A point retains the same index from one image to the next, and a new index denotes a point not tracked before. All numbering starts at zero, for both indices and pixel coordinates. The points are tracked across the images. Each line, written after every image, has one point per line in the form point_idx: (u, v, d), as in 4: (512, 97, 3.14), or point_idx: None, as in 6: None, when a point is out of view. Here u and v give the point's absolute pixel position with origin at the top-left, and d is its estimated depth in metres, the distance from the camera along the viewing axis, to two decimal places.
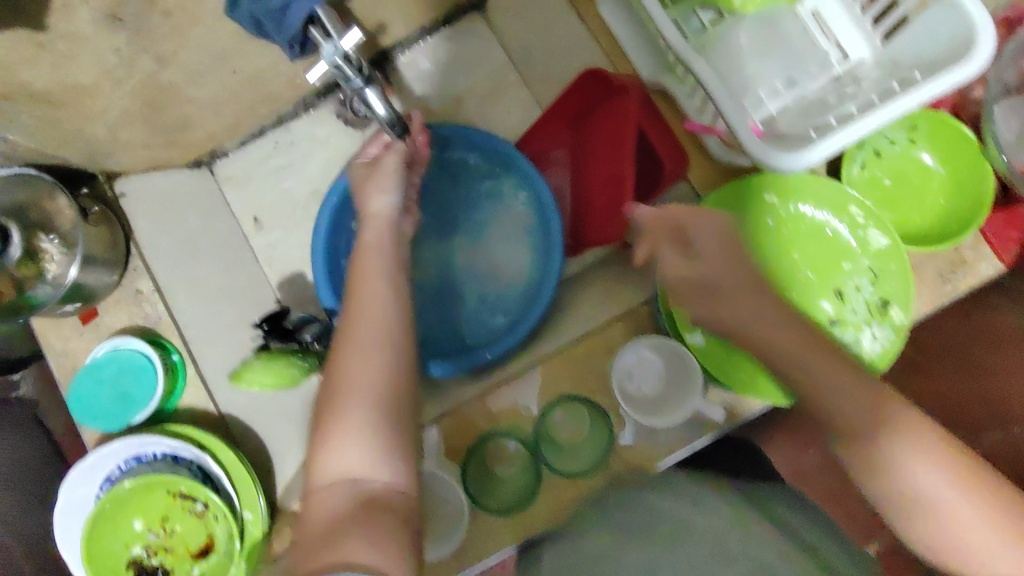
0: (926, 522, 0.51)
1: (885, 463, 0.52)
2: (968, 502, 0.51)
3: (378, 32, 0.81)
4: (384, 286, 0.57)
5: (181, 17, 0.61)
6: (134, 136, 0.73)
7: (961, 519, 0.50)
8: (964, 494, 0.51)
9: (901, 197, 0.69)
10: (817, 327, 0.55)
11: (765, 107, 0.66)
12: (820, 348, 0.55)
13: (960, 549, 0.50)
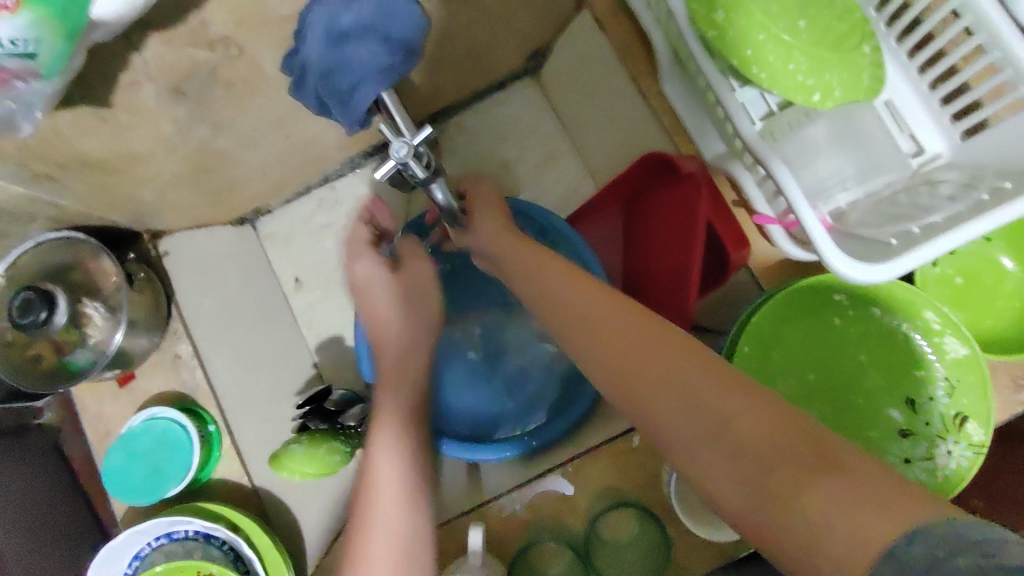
0: (790, 526, 0.35)
1: (732, 459, 0.38)
2: (833, 487, 0.34)
3: (431, 97, 0.80)
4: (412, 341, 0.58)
5: (242, 90, 0.60)
6: (182, 196, 0.72)
7: (835, 516, 0.34)
8: (829, 479, 0.35)
9: (974, 299, 0.66)
10: (652, 320, 0.46)
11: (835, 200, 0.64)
12: (653, 337, 0.44)
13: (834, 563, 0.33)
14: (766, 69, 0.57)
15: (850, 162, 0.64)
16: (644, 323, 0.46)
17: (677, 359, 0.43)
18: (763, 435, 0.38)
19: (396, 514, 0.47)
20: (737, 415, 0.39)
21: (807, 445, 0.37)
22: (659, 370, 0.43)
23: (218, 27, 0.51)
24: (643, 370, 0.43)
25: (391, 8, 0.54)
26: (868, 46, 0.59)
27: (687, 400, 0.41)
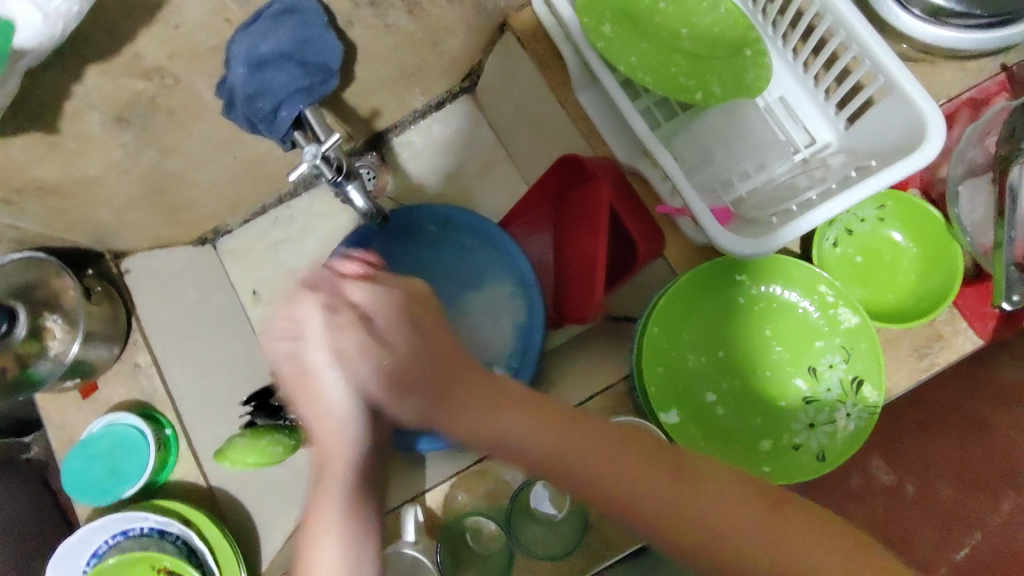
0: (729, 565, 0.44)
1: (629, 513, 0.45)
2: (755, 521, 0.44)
3: (371, 117, 0.86)
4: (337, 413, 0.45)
5: (184, 115, 0.67)
6: (138, 218, 0.78)
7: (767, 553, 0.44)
8: (747, 516, 0.44)
9: (872, 275, 0.71)
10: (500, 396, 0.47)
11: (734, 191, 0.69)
12: (510, 411, 0.47)
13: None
14: (651, 73, 0.63)
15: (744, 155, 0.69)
16: (521, 411, 0.47)
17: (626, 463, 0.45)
18: (718, 529, 0.44)
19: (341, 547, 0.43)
20: (679, 500, 0.44)
21: (726, 509, 0.44)
22: (614, 484, 0.44)
23: (152, 59, 0.57)
24: (579, 476, 0.45)
25: (306, 35, 0.61)
26: (749, 50, 0.65)
27: (654, 514, 0.44)
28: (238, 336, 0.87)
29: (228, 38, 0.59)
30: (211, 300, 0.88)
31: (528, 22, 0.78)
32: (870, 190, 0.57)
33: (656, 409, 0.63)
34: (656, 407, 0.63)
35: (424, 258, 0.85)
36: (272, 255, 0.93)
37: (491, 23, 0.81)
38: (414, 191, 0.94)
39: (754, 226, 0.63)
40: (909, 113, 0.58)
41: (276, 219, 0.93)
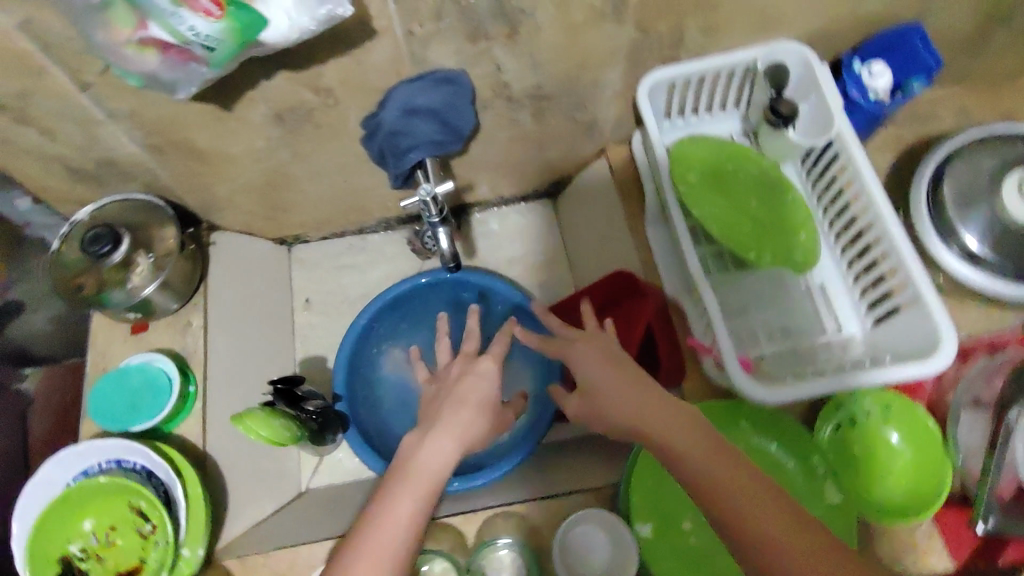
0: None
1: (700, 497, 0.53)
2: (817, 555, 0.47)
3: (464, 190, 0.98)
4: (474, 391, 0.68)
5: (325, 133, 0.79)
6: (243, 202, 0.89)
7: None
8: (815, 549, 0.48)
9: (864, 468, 0.74)
10: (635, 370, 0.62)
11: (761, 347, 0.75)
12: (634, 384, 0.61)
13: None
14: (718, 224, 0.73)
15: (779, 320, 0.76)
16: (642, 387, 0.60)
17: (742, 479, 0.52)
18: (771, 555, 0.48)
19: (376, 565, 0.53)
20: (754, 517, 0.49)
21: (793, 545, 0.48)
22: (728, 486, 0.51)
23: (327, 80, 0.72)
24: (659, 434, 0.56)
25: (454, 104, 0.73)
26: (804, 234, 0.74)
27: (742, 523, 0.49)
28: (277, 333, 0.95)
29: (394, 85, 0.73)
30: (269, 294, 0.96)
31: (623, 157, 0.90)
32: (877, 379, 0.65)
33: (634, 518, 0.67)
34: (635, 516, 0.67)
35: (461, 320, 0.92)
36: (333, 275, 1.02)
37: (593, 148, 0.94)
38: (475, 264, 1.03)
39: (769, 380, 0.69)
40: (928, 326, 0.66)
41: (349, 246, 1.03)
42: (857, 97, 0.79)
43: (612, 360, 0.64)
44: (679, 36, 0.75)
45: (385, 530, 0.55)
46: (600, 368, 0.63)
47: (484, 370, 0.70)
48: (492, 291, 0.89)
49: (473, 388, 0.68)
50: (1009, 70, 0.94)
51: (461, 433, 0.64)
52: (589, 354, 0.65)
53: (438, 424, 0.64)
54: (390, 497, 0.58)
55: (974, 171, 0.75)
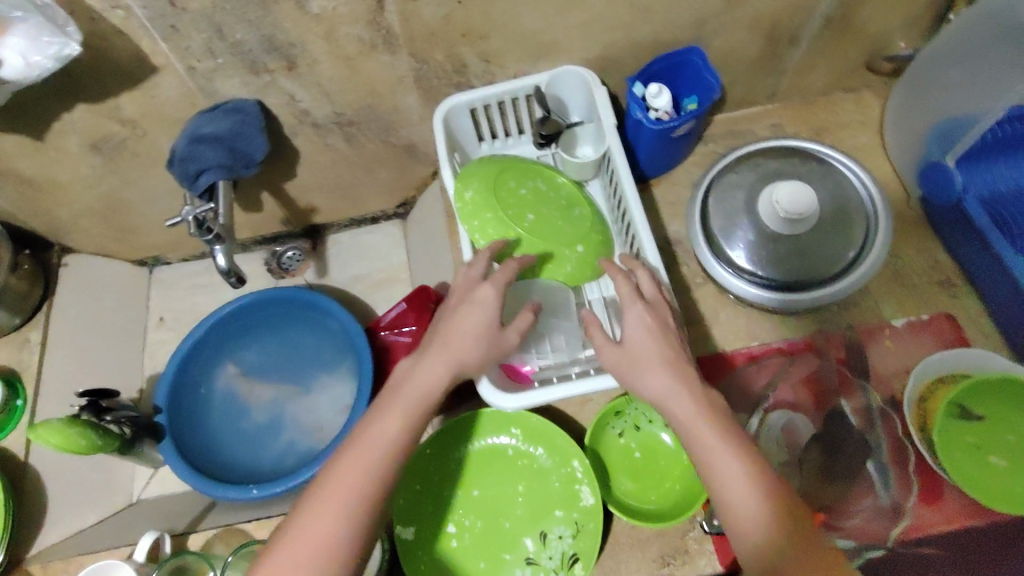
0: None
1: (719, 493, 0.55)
2: None
3: (309, 212, 1.03)
4: (475, 309, 0.65)
5: (144, 161, 0.85)
6: (90, 226, 0.94)
7: None
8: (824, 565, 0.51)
9: (643, 472, 0.76)
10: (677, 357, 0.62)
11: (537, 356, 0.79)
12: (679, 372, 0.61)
13: None
14: (484, 237, 0.76)
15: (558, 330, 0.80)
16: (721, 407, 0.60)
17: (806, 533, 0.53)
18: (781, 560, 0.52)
19: (356, 481, 0.55)
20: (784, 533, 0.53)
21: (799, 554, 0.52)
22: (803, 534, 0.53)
23: (127, 112, 0.77)
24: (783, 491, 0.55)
25: (242, 129, 0.77)
26: (579, 247, 0.79)
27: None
28: (126, 351, 1.00)
29: (192, 114, 0.78)
30: (122, 313, 1.01)
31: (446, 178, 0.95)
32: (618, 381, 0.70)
33: (397, 522, 0.70)
34: (397, 519, 0.70)
35: (306, 333, 0.96)
36: (190, 294, 1.07)
37: (426, 169, 0.99)
38: (325, 283, 1.07)
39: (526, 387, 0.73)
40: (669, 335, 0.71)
41: (207, 266, 1.08)
42: (641, 117, 0.84)
43: (658, 330, 0.64)
44: (460, 62, 0.81)
45: (372, 449, 0.57)
46: (648, 337, 0.63)
47: (485, 294, 0.66)
48: (341, 316, 0.91)
49: (472, 311, 0.64)
50: (819, 88, 0.99)
51: (461, 358, 0.63)
52: (632, 320, 0.65)
53: (437, 350, 0.63)
54: (380, 416, 0.59)
55: (735, 189, 0.81)
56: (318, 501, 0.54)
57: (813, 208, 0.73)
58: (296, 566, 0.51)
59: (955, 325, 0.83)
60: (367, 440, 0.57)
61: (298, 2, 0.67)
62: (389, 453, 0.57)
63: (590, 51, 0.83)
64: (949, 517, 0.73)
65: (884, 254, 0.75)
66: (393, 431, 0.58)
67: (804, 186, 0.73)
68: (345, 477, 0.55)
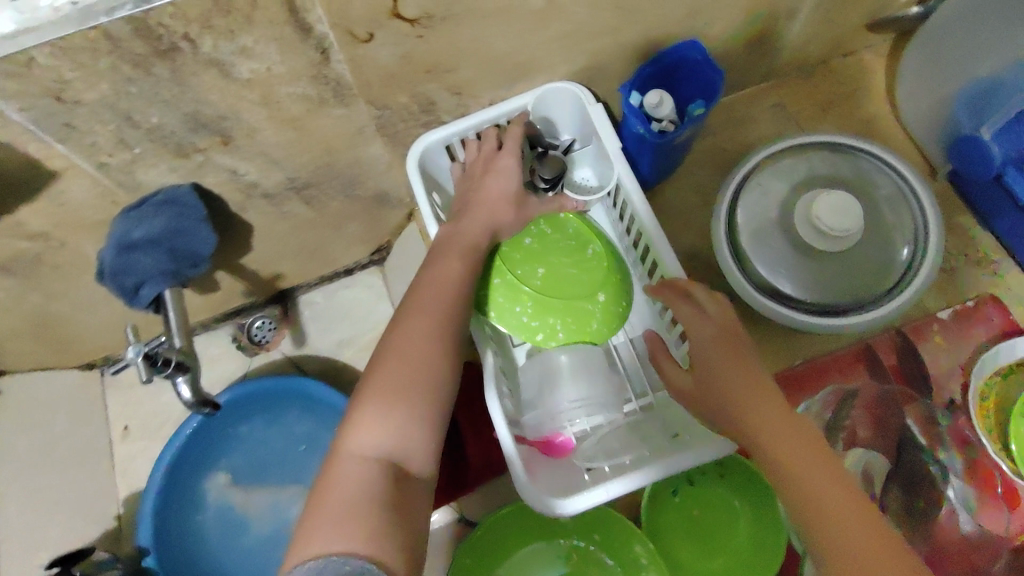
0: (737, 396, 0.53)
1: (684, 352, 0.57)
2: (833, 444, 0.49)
3: (274, 279, 0.90)
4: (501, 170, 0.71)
5: (69, 270, 0.71)
6: (20, 347, 0.80)
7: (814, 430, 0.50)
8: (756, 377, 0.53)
9: (700, 534, 0.68)
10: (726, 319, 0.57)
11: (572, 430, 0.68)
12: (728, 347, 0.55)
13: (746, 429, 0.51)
14: (497, 308, 0.67)
15: None
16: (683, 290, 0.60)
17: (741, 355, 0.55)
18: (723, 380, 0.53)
19: (435, 311, 0.59)
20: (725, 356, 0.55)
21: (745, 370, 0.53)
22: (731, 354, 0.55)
23: (35, 225, 0.62)
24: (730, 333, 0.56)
25: (181, 224, 0.64)
26: (601, 295, 0.68)
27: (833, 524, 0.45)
28: (92, 476, 0.87)
29: (114, 215, 0.64)
30: (78, 433, 0.87)
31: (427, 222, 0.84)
32: (677, 466, 0.59)
33: None
34: None
35: (299, 421, 0.84)
36: (153, 392, 0.93)
37: (401, 212, 0.87)
38: (305, 353, 0.95)
39: (566, 479, 0.64)
40: None
41: None
42: (642, 131, 0.74)
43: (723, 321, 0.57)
44: (427, 101, 0.70)
45: (438, 287, 0.61)
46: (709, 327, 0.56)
47: (502, 163, 0.72)
48: (338, 402, 0.80)
49: (498, 177, 0.70)
50: (819, 57, 0.89)
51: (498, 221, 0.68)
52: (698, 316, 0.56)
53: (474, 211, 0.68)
54: (439, 260, 0.63)
55: (764, 198, 0.73)
56: (403, 328, 0.58)
57: (859, 223, 0.65)
58: (399, 374, 0.55)
59: (1001, 308, 0.77)
60: (433, 277, 0.62)
61: (224, 70, 0.53)
62: (455, 285, 0.62)
63: (575, 62, 0.72)
64: None
65: (943, 249, 0.68)
66: (456, 269, 0.62)
67: (847, 197, 0.65)
68: (425, 306, 0.59)
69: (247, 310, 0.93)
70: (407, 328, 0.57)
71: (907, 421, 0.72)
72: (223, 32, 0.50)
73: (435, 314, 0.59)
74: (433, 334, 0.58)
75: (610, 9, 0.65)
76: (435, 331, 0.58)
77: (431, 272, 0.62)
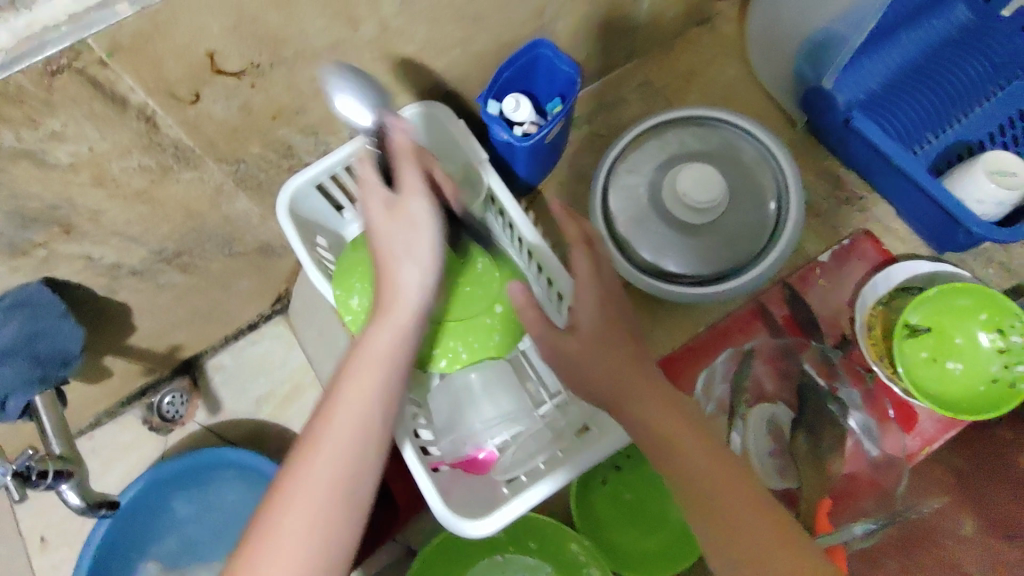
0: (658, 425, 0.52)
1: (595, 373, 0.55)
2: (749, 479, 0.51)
3: (173, 351, 0.86)
4: (403, 225, 0.50)
5: None
6: None
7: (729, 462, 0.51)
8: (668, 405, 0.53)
9: (636, 516, 0.70)
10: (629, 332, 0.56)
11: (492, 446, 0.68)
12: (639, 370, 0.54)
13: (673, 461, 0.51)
14: (394, 345, 0.67)
15: None
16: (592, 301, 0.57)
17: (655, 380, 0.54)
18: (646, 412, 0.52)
19: (349, 444, 0.47)
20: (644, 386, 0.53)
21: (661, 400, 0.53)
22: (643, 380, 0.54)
23: None
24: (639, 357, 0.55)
25: (36, 324, 0.61)
26: (497, 306, 0.68)
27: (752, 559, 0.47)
28: None
29: None
30: None
31: None
32: (589, 457, 0.60)
33: None
34: None
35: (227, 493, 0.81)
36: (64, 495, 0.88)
37: (291, 258, 0.85)
38: (223, 418, 0.91)
39: (489, 494, 0.63)
40: None
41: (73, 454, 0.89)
42: (506, 136, 0.73)
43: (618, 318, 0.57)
44: (284, 146, 0.68)
45: (360, 402, 0.48)
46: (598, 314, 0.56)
47: (406, 212, 0.50)
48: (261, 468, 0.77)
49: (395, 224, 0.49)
50: (673, 31, 0.92)
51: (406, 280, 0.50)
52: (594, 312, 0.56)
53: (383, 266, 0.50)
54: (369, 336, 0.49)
55: (635, 183, 0.75)
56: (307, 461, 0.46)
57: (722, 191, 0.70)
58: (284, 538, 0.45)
59: (875, 241, 0.82)
60: (355, 377, 0.48)
61: (37, 158, 0.51)
62: (382, 395, 0.48)
63: (429, 80, 0.72)
64: (927, 437, 0.75)
65: (804, 197, 0.72)
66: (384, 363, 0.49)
67: (704, 170, 0.70)
68: (337, 433, 0.47)
69: (152, 387, 0.89)
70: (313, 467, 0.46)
71: (805, 366, 0.75)
72: (23, 122, 0.47)
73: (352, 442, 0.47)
74: (333, 499, 0.46)
75: (447, 23, 0.66)
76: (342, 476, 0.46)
77: (360, 368, 0.48)
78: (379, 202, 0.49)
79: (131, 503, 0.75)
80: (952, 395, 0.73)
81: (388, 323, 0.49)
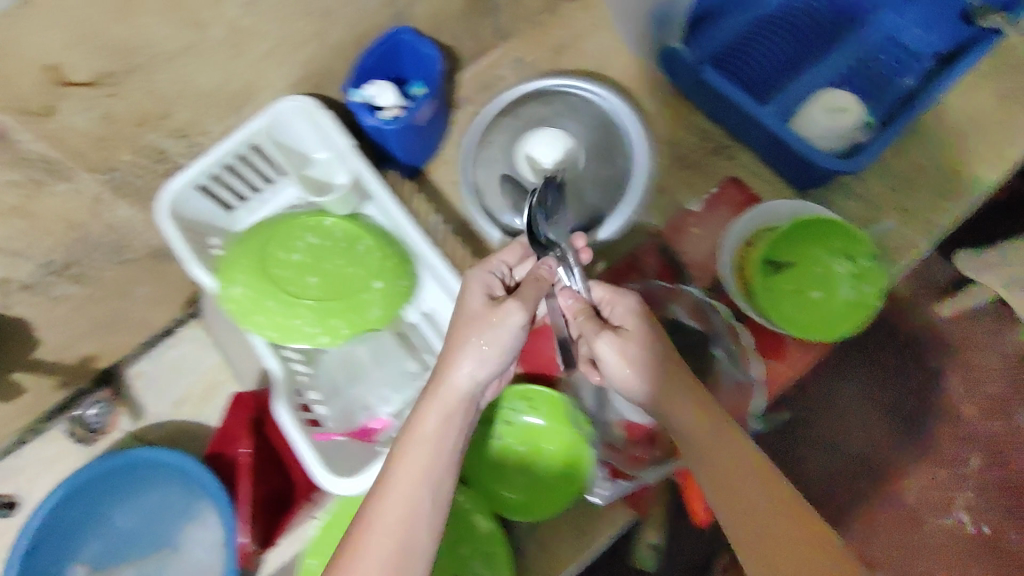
0: (685, 411, 0.56)
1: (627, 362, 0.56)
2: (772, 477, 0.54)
3: (86, 361, 0.89)
4: (464, 322, 0.58)
5: None
6: None
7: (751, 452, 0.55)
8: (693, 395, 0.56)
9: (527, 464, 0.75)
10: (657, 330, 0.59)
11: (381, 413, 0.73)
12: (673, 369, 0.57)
13: (706, 452, 0.55)
14: (278, 328, 0.70)
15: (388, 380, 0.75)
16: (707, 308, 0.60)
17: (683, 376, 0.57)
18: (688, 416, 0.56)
19: (405, 511, 0.51)
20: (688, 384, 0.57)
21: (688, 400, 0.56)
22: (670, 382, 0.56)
23: None
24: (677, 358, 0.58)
25: None
26: (377, 283, 0.74)
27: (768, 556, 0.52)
28: None
29: None
30: None
31: None
32: None
33: None
34: None
35: (147, 492, 0.84)
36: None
37: None
38: (148, 423, 0.94)
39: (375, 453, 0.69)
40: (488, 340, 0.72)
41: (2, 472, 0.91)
42: (375, 122, 0.77)
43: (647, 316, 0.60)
44: (156, 151, 0.72)
45: (414, 475, 0.53)
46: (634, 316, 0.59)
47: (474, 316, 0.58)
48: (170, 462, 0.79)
49: (470, 321, 0.58)
50: (540, 8, 0.96)
51: (466, 356, 0.56)
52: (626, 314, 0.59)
53: (448, 351, 0.57)
54: (418, 412, 0.56)
55: (498, 150, 0.86)
56: (374, 520, 0.51)
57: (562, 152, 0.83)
58: None
59: (741, 186, 0.86)
60: (409, 452, 0.53)
61: None
62: (439, 467, 0.53)
63: (294, 74, 0.76)
64: (795, 362, 0.80)
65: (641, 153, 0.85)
66: (429, 429, 0.55)
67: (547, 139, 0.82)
68: (393, 498, 0.51)
69: (70, 400, 0.92)
70: (377, 530, 0.50)
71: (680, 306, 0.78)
72: None
73: (401, 509, 0.51)
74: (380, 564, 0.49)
75: (298, 19, 0.70)
76: (395, 542, 0.50)
77: (409, 437, 0.54)
78: (477, 299, 0.60)
79: (44, 521, 0.77)
80: (836, 315, 0.77)
81: (433, 406, 0.55)
